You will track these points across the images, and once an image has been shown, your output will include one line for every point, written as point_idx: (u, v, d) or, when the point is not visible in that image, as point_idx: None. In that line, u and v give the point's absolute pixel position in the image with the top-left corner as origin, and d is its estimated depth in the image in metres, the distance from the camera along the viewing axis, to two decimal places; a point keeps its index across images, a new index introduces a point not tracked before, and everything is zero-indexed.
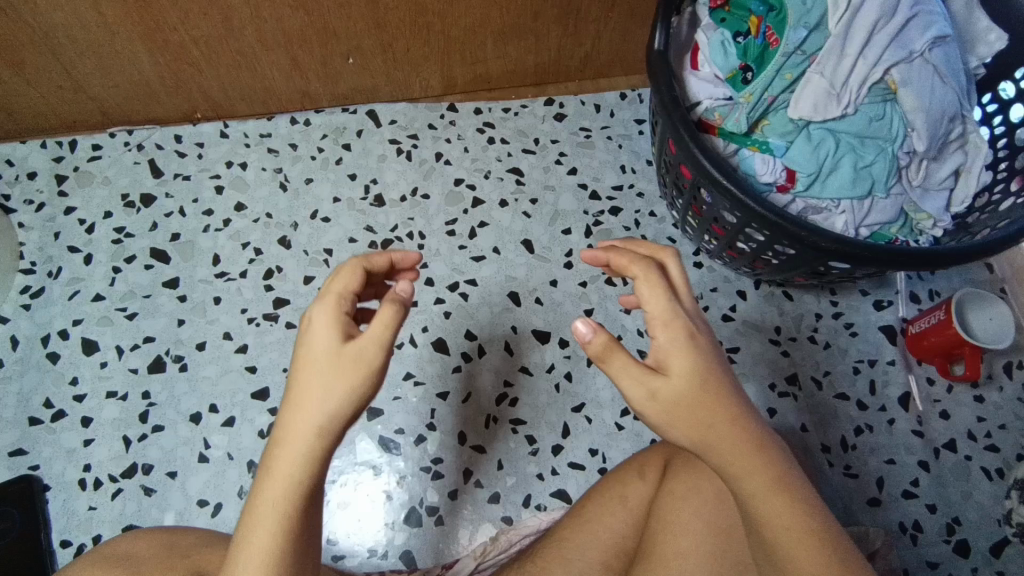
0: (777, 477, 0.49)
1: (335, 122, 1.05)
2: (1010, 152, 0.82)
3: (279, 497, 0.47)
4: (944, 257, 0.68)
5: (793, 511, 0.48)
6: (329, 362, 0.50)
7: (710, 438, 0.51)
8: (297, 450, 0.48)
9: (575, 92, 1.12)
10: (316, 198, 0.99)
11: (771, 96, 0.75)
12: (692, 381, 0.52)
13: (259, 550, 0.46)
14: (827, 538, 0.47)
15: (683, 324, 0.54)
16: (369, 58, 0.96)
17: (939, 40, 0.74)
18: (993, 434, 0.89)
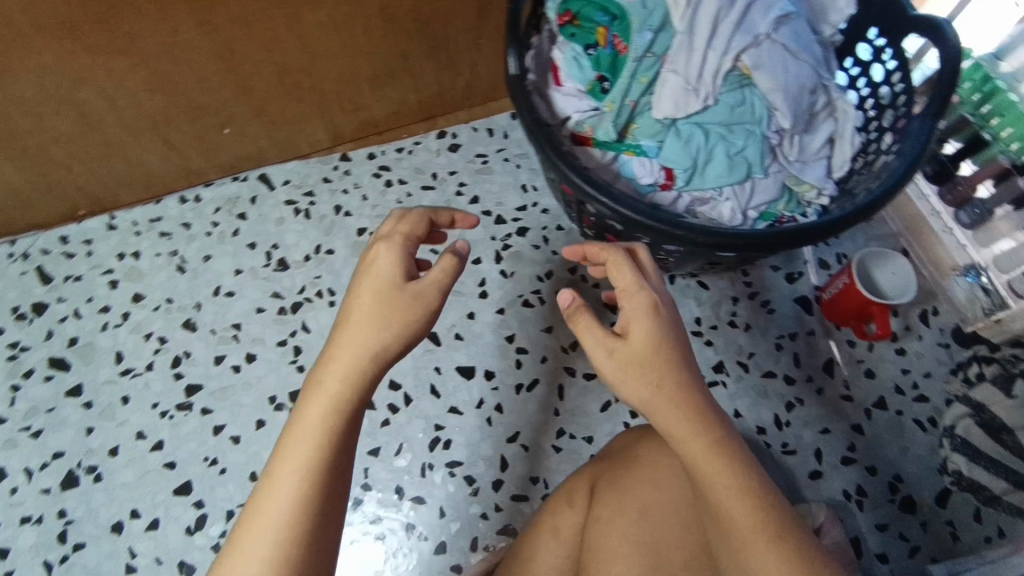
0: (716, 442, 0.53)
1: (227, 193, 1.03)
2: (879, 111, 0.83)
3: (324, 411, 0.53)
4: (818, 232, 0.69)
5: (731, 473, 0.53)
6: (386, 289, 0.56)
7: (661, 405, 0.54)
8: (349, 365, 0.54)
9: (466, 120, 1.11)
10: (216, 274, 0.97)
11: (632, 103, 0.77)
12: (653, 349, 0.55)
13: (300, 457, 0.51)
14: (758, 492, 0.53)
15: (645, 290, 0.57)
16: (245, 125, 0.95)
17: (784, 19, 0.75)
18: (920, 384, 0.90)
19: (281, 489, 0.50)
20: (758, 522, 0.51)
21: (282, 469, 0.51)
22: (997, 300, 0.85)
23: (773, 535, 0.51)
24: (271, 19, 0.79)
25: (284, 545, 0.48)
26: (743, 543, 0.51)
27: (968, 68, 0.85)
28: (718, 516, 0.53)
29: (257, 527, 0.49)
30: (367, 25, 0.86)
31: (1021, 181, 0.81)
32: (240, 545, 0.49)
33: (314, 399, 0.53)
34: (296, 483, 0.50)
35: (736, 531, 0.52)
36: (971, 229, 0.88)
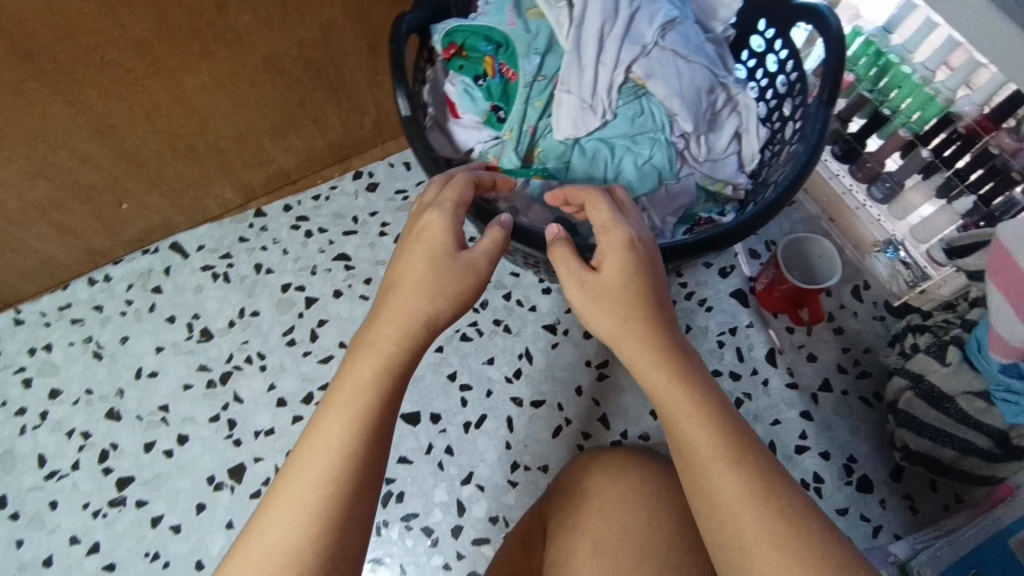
0: (679, 371, 0.53)
1: (138, 267, 0.98)
2: (778, 100, 0.84)
3: (373, 368, 0.53)
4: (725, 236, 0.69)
5: (692, 400, 0.52)
6: (433, 252, 0.55)
7: (626, 332, 0.54)
8: (396, 327, 0.54)
9: (381, 156, 1.07)
10: (136, 356, 0.93)
11: (530, 126, 0.75)
12: (625, 282, 0.54)
13: (352, 413, 0.51)
14: (721, 420, 0.51)
15: (622, 228, 0.56)
16: (144, 197, 0.91)
17: (670, 24, 0.75)
18: (861, 361, 0.91)
19: (331, 443, 0.50)
20: (719, 448, 0.50)
21: (332, 424, 0.51)
22: (918, 271, 0.88)
23: (735, 460, 0.50)
24: (147, 88, 0.76)
25: (330, 502, 0.49)
26: (703, 469, 0.50)
27: (859, 45, 0.86)
28: (681, 443, 0.52)
29: (307, 468, 0.50)
30: (253, 78, 0.83)
31: (924, 151, 0.84)
32: (288, 498, 0.49)
33: (363, 356, 0.53)
34: (343, 441, 0.50)
35: (697, 458, 0.51)
36: (884, 203, 0.91)
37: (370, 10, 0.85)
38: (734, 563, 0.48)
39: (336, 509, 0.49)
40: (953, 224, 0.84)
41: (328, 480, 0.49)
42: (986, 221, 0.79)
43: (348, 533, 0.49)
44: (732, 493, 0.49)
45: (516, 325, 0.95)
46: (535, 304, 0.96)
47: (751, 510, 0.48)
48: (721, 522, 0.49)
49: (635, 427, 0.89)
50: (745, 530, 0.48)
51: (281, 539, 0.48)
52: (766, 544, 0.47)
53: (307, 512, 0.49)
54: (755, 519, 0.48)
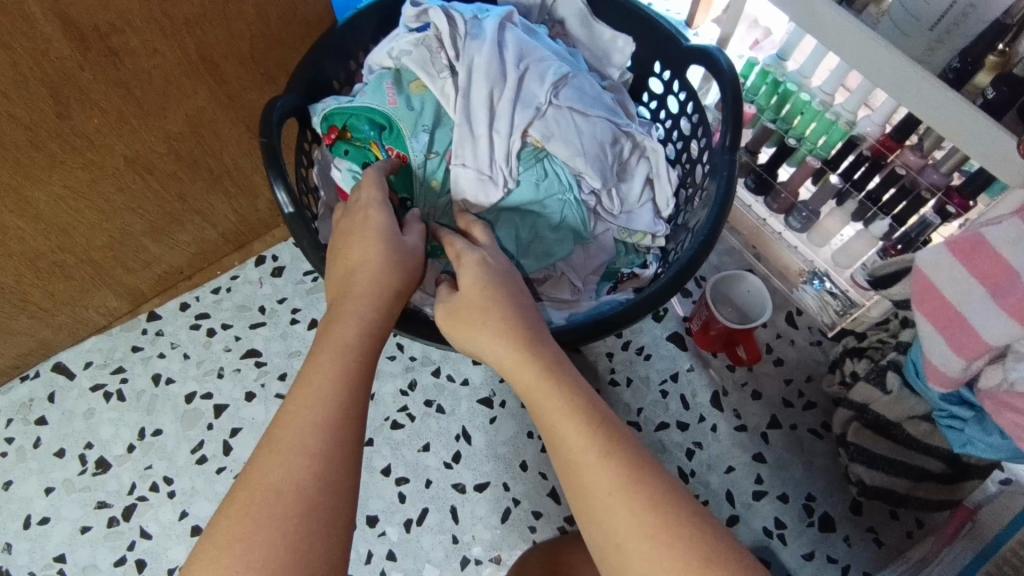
0: (546, 366, 0.49)
1: (18, 397, 0.88)
2: (684, 142, 0.81)
3: (351, 328, 0.48)
4: (619, 320, 0.63)
5: (557, 393, 0.47)
6: (371, 234, 0.53)
7: (487, 332, 0.51)
8: (369, 286, 0.50)
9: (284, 238, 0.99)
10: (23, 501, 0.82)
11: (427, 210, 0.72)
12: (483, 294, 0.52)
13: (340, 361, 0.45)
14: (584, 409, 0.46)
15: (475, 252, 0.56)
16: (9, 323, 0.80)
17: (561, 81, 0.71)
18: (804, 391, 0.89)
19: (322, 390, 0.44)
20: (584, 436, 0.45)
21: (319, 371, 0.45)
22: (845, 298, 0.86)
23: (604, 447, 0.45)
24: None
25: (331, 444, 0.42)
26: (573, 464, 0.45)
27: (757, 75, 0.84)
28: (552, 439, 0.47)
29: (302, 417, 0.42)
30: (119, 177, 0.75)
31: (834, 177, 0.84)
32: (279, 447, 0.41)
33: (341, 314, 0.49)
34: (336, 385, 0.44)
35: (565, 453, 0.45)
36: (803, 232, 0.90)
37: (242, 93, 0.78)
38: (612, 564, 0.43)
39: (337, 454, 0.42)
40: (874, 248, 0.83)
41: (325, 424, 0.42)
42: (903, 245, 0.79)
43: (349, 482, 0.42)
44: (600, 486, 0.43)
45: (449, 404, 0.88)
46: (467, 377, 0.90)
47: (619, 499, 0.43)
48: (593, 516, 0.44)
49: None
50: (615, 523, 0.43)
51: (279, 490, 0.39)
52: (639, 539, 0.42)
53: (305, 458, 0.41)
54: (624, 510, 0.43)
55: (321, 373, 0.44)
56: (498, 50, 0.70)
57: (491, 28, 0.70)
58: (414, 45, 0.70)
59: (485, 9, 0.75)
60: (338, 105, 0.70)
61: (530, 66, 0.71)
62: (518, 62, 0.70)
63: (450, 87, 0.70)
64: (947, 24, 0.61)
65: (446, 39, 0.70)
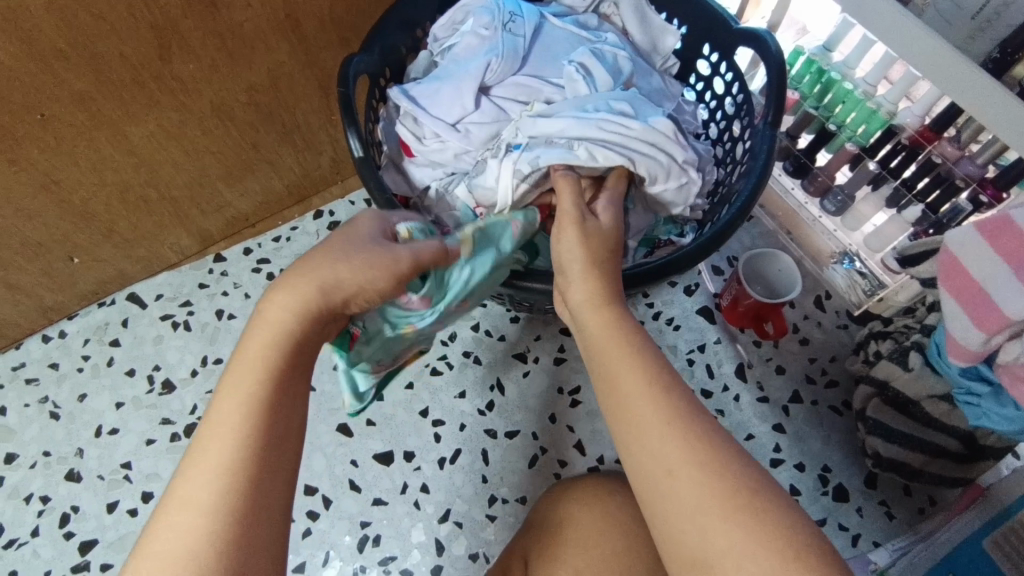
0: (616, 316, 0.54)
1: (95, 320, 0.95)
2: (727, 121, 0.86)
3: (267, 355, 0.48)
4: (683, 260, 0.68)
5: (621, 336, 0.52)
6: (366, 240, 0.52)
7: (569, 274, 0.57)
8: (297, 304, 0.49)
9: (341, 195, 1.07)
10: (95, 412, 0.89)
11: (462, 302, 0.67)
12: (582, 241, 0.57)
13: (255, 404, 0.46)
14: (648, 353, 0.51)
15: (577, 210, 0.60)
16: (95, 251, 0.89)
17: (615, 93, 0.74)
18: (827, 370, 0.92)
19: (234, 435, 0.45)
20: (645, 375, 0.49)
21: (226, 413, 0.45)
22: (874, 279, 0.90)
23: (663, 385, 0.49)
24: (24, 182, 0.74)
25: (232, 491, 0.43)
26: (629, 395, 0.49)
27: (802, 65, 0.88)
28: (611, 378, 0.51)
29: (206, 461, 0.44)
30: (181, 139, 0.82)
31: (871, 163, 0.87)
32: (182, 505, 0.43)
33: (259, 350, 0.48)
34: (247, 436, 0.45)
35: (623, 387, 0.49)
36: (838, 215, 0.94)
37: (318, 52, 0.85)
38: (657, 489, 0.45)
39: (247, 506, 0.43)
40: (906, 232, 0.86)
41: (239, 474, 0.44)
42: (935, 229, 0.82)
43: (264, 531, 0.44)
44: (655, 415, 0.47)
45: (486, 356, 0.94)
46: (504, 333, 0.95)
47: (673, 430, 0.46)
48: (645, 447, 0.46)
49: (612, 451, 0.88)
50: (665, 449, 0.46)
51: (183, 553, 0.41)
52: (688, 463, 0.45)
53: (207, 514, 0.42)
54: (678, 440, 0.46)
55: (224, 414, 0.45)
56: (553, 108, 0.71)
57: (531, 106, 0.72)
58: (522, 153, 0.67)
59: (513, 42, 0.76)
60: (408, 100, 0.75)
61: (598, 101, 0.71)
62: (579, 102, 0.71)
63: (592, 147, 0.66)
64: (986, 16, 0.65)
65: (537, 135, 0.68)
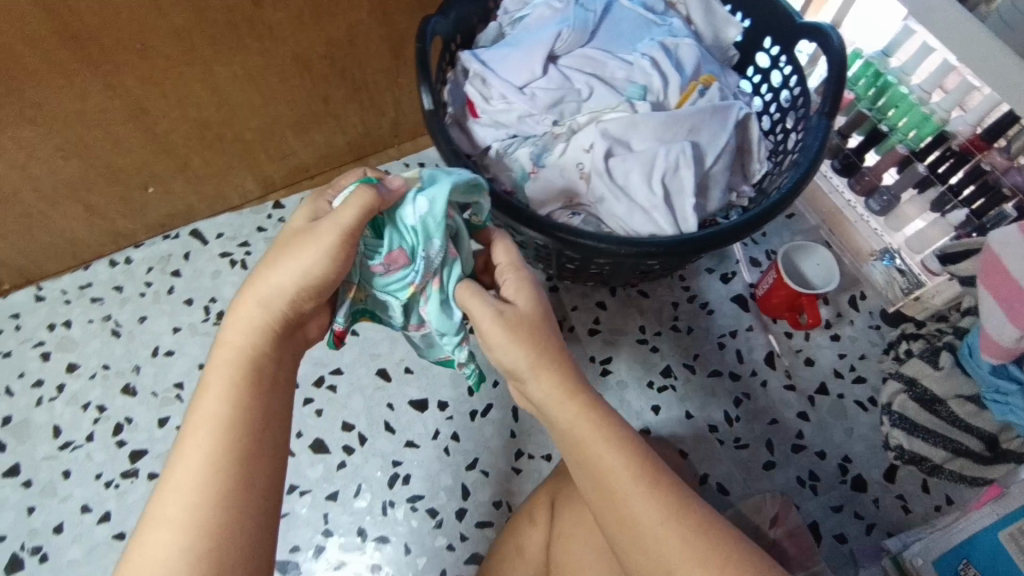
0: (589, 406, 0.57)
1: (159, 251, 1.01)
2: (782, 113, 0.88)
3: (227, 379, 0.53)
4: (736, 232, 0.69)
5: (598, 429, 0.55)
6: (304, 229, 0.54)
7: (526, 377, 0.58)
8: (249, 327, 0.55)
9: (397, 157, 1.12)
10: (154, 335, 0.94)
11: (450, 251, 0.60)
12: (514, 342, 0.57)
13: (222, 425, 0.51)
14: (632, 450, 0.55)
15: (490, 305, 0.58)
16: (170, 182, 0.94)
17: (685, 97, 0.77)
18: (856, 366, 0.94)
19: (201, 459, 0.49)
20: (634, 472, 0.53)
21: (196, 435, 0.50)
22: (913, 278, 0.92)
23: (652, 484, 0.53)
24: (107, 109, 0.79)
25: (205, 503, 0.48)
26: (623, 496, 0.53)
27: (859, 67, 0.90)
28: (601, 475, 0.54)
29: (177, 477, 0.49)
30: (261, 85, 0.88)
31: (920, 167, 0.88)
32: (157, 523, 0.47)
33: (220, 374, 0.53)
34: (217, 454, 0.50)
35: (616, 486, 0.53)
36: (882, 215, 0.96)
37: (395, 14, 0.89)
38: None
39: (220, 518, 0.48)
40: (947, 236, 0.88)
41: (206, 498, 0.48)
42: (977, 233, 0.83)
43: (236, 537, 0.48)
44: (653, 515, 0.52)
45: None
46: None
47: (669, 529, 0.51)
48: (646, 547, 0.52)
49: (638, 421, 0.91)
50: (669, 545, 0.50)
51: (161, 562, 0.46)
52: (691, 561, 0.50)
53: (183, 530, 0.47)
54: (676, 536, 0.51)
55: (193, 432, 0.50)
56: (623, 165, 0.72)
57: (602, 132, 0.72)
58: (571, 167, 0.74)
59: (584, 16, 0.80)
60: (479, 64, 0.80)
61: (677, 146, 0.72)
62: (647, 169, 0.72)
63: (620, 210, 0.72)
64: None
65: (595, 153, 0.72)
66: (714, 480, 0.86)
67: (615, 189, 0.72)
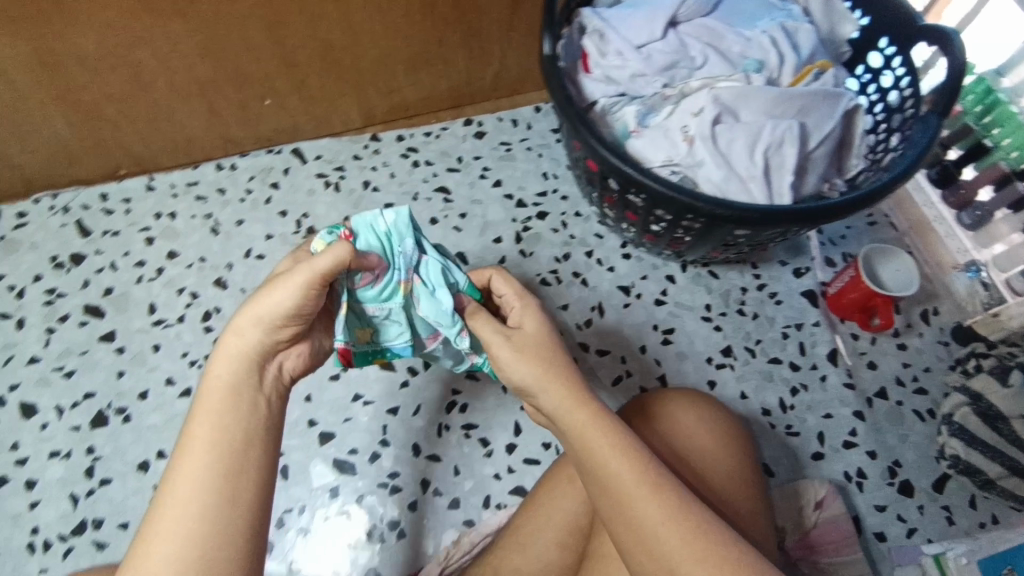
0: (597, 414, 0.59)
1: (261, 163, 1.07)
2: (887, 114, 0.89)
3: (216, 404, 0.52)
4: (829, 210, 0.70)
5: (606, 433, 0.57)
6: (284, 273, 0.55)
7: (537, 391, 0.61)
8: (238, 356, 0.54)
9: (492, 110, 1.16)
10: (248, 238, 1.00)
11: (424, 253, 0.63)
12: (521, 360, 0.61)
13: (211, 451, 0.49)
14: (639, 454, 0.56)
15: (497, 330, 0.64)
16: (285, 98, 1.00)
17: (799, 78, 0.79)
18: (919, 377, 0.93)
19: (193, 480, 0.48)
20: (639, 474, 0.55)
21: (186, 461, 0.49)
22: (995, 293, 0.92)
23: (657, 488, 0.54)
24: (248, 16, 0.84)
25: (194, 526, 0.46)
26: (627, 498, 0.54)
27: (971, 82, 0.90)
28: (605, 479, 0.56)
29: (167, 501, 0.47)
30: (386, 16, 0.92)
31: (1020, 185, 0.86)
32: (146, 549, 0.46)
33: (208, 400, 0.52)
34: (205, 477, 0.48)
35: (620, 490, 0.55)
36: (971, 231, 0.96)
37: None
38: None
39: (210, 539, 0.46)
40: None
41: (193, 521, 0.46)
42: None
43: (225, 557, 0.46)
44: (657, 513, 0.53)
45: (593, 280, 1.01)
46: (614, 265, 1.02)
47: (670, 529, 0.52)
48: (649, 546, 0.53)
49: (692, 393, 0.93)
50: (671, 544, 0.52)
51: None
52: (690, 559, 0.51)
53: (173, 552, 0.45)
54: (679, 533, 0.52)
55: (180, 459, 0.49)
56: (728, 132, 0.73)
57: (714, 99, 0.74)
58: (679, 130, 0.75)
59: None
60: (599, 20, 0.83)
61: (785, 121, 0.73)
62: (752, 139, 0.73)
63: (719, 177, 0.72)
64: None
65: (704, 116, 0.73)
66: (761, 460, 0.87)
67: (719, 153, 0.73)
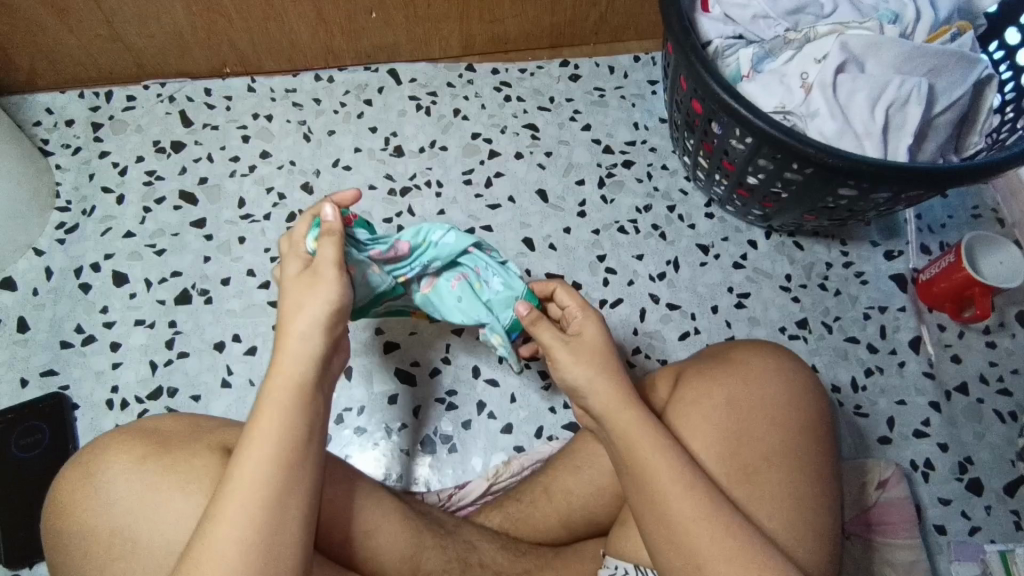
0: (645, 415, 0.57)
1: (358, 79, 1.08)
2: (1017, 94, 0.82)
3: (280, 392, 0.49)
4: (947, 175, 0.65)
5: (651, 434, 0.56)
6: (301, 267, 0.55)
7: (588, 393, 0.59)
8: (306, 343, 0.51)
9: (590, 55, 1.14)
10: (338, 148, 1.02)
11: (461, 275, 0.70)
12: (578, 364, 0.59)
13: (275, 439, 0.48)
14: (681, 461, 0.55)
15: (556, 338, 0.61)
16: (391, 13, 1.00)
17: (934, 39, 0.74)
18: (1005, 378, 0.89)
19: (261, 465, 0.46)
20: (680, 477, 0.54)
21: (249, 448, 0.47)
22: None
23: (688, 482, 0.54)
24: None
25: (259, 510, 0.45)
26: (662, 496, 0.54)
27: None
28: (642, 478, 0.55)
29: (234, 486, 0.46)
30: None
31: None
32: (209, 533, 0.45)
33: (275, 388, 0.50)
34: (272, 464, 0.47)
35: (658, 493, 0.54)
36: None
37: None
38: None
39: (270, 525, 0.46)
40: None
41: (258, 505, 0.45)
42: None
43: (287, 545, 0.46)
44: (691, 513, 0.53)
45: (672, 235, 0.99)
46: (695, 223, 1.00)
47: (699, 527, 0.53)
48: (680, 542, 0.53)
49: None
50: (700, 544, 0.52)
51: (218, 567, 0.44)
52: (717, 559, 0.52)
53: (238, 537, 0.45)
54: (709, 537, 0.52)
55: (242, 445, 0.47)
56: (850, 83, 0.70)
57: (841, 48, 0.70)
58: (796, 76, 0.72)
59: None
60: None
61: (912, 79, 0.69)
62: (875, 93, 0.69)
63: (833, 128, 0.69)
64: None
65: (827, 64, 0.70)
66: None
67: (836, 103, 0.69)
